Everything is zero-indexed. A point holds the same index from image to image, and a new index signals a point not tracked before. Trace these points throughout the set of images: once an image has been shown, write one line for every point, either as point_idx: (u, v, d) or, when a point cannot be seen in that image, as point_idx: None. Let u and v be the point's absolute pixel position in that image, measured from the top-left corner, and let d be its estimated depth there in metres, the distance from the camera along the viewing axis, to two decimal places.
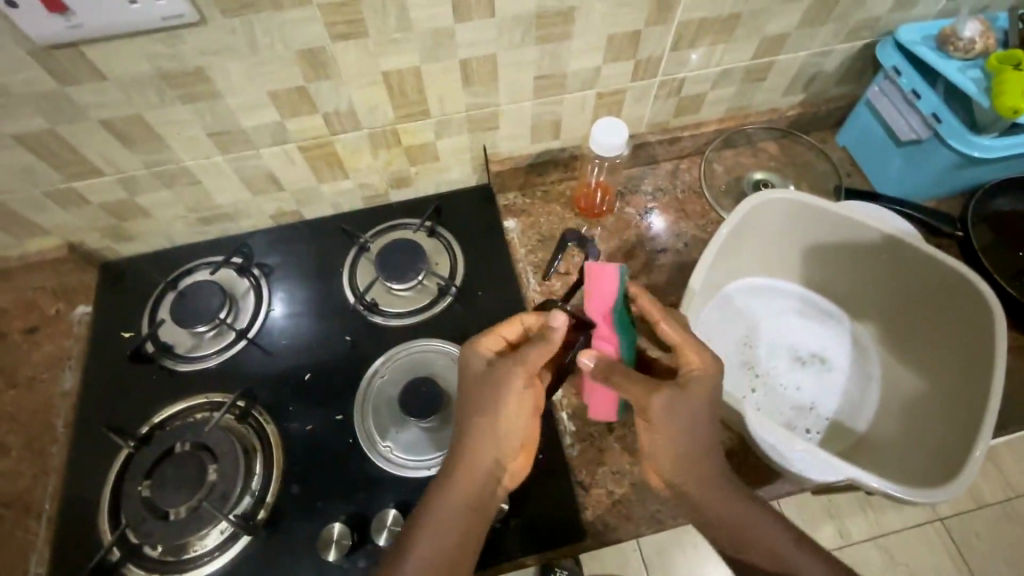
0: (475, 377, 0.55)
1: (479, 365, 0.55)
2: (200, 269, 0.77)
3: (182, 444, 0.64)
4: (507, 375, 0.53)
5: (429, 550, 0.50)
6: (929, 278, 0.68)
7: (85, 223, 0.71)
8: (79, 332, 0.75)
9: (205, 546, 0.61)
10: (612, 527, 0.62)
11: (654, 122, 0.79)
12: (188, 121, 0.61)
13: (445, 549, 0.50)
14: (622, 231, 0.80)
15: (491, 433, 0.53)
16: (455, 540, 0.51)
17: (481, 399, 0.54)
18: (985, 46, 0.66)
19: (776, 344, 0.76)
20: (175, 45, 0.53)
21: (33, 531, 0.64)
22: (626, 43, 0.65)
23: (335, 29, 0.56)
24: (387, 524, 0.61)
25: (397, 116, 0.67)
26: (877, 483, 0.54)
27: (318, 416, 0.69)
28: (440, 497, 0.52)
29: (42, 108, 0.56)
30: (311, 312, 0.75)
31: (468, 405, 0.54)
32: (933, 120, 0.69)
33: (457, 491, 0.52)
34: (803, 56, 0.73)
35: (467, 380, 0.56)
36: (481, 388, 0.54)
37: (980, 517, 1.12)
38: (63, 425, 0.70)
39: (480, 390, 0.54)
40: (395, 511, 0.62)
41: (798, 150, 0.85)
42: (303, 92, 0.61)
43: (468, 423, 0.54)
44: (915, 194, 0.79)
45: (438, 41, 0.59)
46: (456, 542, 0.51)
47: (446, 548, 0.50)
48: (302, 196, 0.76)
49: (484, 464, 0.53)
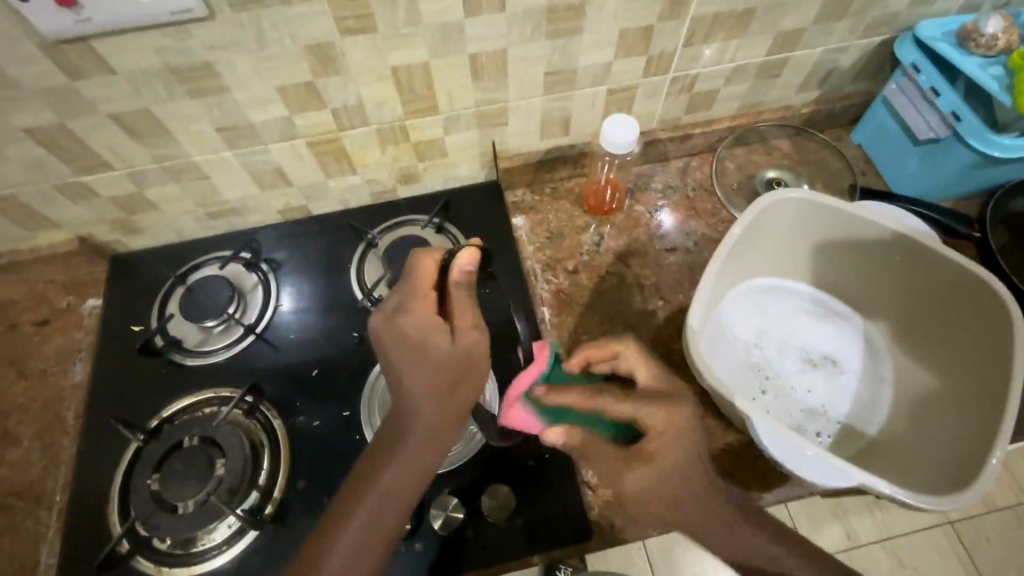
0: (435, 348, 0.49)
1: (443, 342, 0.50)
2: (208, 263, 0.77)
3: (190, 437, 0.64)
4: (416, 321, 0.50)
5: (388, 482, 0.49)
6: (948, 281, 0.66)
7: (94, 217, 0.72)
8: (89, 325, 0.76)
9: (212, 540, 0.62)
10: (617, 527, 0.62)
11: (665, 118, 0.78)
12: (197, 116, 0.61)
13: (399, 480, 0.50)
14: (631, 229, 0.79)
15: (428, 376, 0.49)
16: (409, 476, 0.50)
17: (450, 373, 0.50)
18: (1009, 42, 0.64)
19: (788, 344, 0.75)
20: (183, 39, 0.53)
21: (44, 521, 0.65)
22: (638, 39, 0.64)
23: (344, 24, 0.55)
24: (446, 511, 0.61)
25: (406, 112, 0.67)
26: (889, 490, 0.53)
27: (325, 411, 0.69)
28: (398, 459, 0.50)
29: (52, 102, 0.56)
30: (318, 307, 0.75)
31: (421, 376, 0.49)
32: (953, 118, 0.67)
33: (420, 457, 0.50)
34: (819, 52, 0.72)
35: (416, 346, 0.49)
36: (446, 360, 0.50)
37: (990, 521, 1.10)
38: (73, 418, 0.71)
39: (439, 363, 0.49)
40: (455, 498, 0.62)
41: (812, 148, 0.84)
42: (310, 86, 0.61)
43: (421, 395, 0.49)
44: (931, 193, 0.77)
45: (448, 35, 0.59)
46: (412, 476, 0.50)
47: (403, 480, 0.50)
48: (310, 191, 0.76)
49: (429, 406, 0.50)
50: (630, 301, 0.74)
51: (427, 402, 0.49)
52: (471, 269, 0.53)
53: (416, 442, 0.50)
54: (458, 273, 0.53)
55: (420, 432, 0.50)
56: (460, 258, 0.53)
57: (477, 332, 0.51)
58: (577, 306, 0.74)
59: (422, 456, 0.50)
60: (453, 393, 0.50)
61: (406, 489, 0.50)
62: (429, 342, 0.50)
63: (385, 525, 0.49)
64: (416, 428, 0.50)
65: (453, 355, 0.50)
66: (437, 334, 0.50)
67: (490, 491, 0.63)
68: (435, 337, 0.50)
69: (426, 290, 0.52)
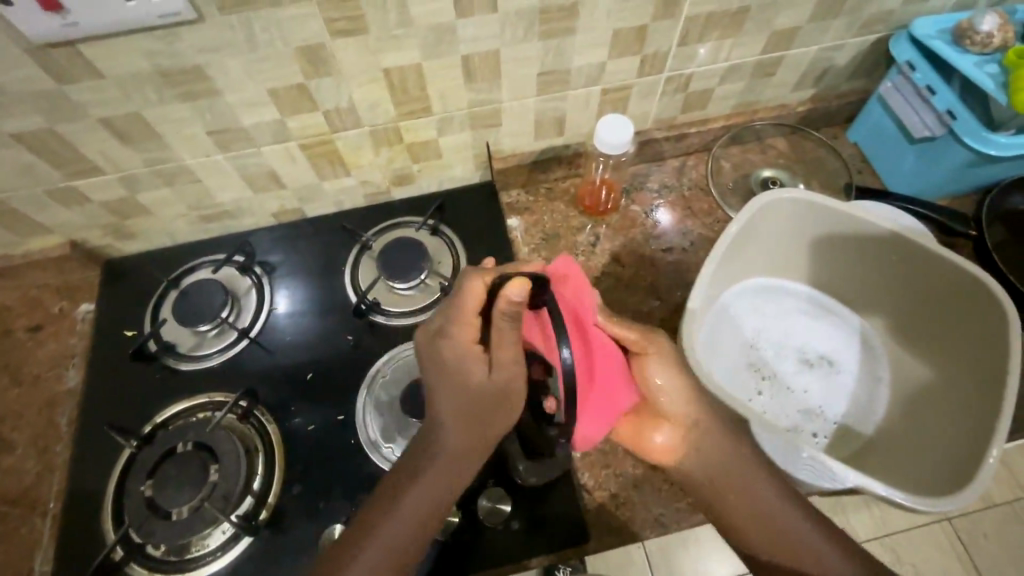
0: (472, 379, 0.49)
1: (481, 371, 0.49)
2: (202, 267, 0.76)
3: (184, 443, 0.64)
4: (456, 347, 0.50)
5: (413, 504, 0.49)
6: (944, 281, 0.66)
7: (86, 222, 0.71)
8: (82, 330, 0.75)
9: (207, 546, 0.61)
10: (614, 529, 0.62)
11: (660, 118, 0.78)
12: (188, 119, 0.61)
13: (426, 502, 0.49)
14: (627, 229, 0.79)
15: (465, 401, 0.49)
16: (436, 498, 0.49)
17: (480, 404, 0.49)
18: (1004, 40, 0.64)
19: (785, 345, 0.75)
20: (173, 43, 0.53)
21: (38, 529, 0.65)
22: (632, 39, 0.64)
23: (335, 25, 0.55)
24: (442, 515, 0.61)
25: (399, 113, 0.66)
26: (885, 491, 0.53)
27: (320, 415, 0.68)
28: (419, 481, 0.49)
29: (41, 107, 0.55)
30: (313, 310, 0.75)
31: (458, 400, 0.49)
32: (948, 117, 0.67)
33: (441, 480, 0.50)
34: (814, 50, 0.72)
35: (455, 375, 0.50)
36: (481, 391, 0.49)
37: (988, 517, 1.10)
38: (67, 424, 0.70)
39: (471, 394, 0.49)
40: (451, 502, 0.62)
41: (808, 147, 0.84)
42: (302, 88, 0.60)
43: (455, 418, 0.49)
44: (928, 191, 0.77)
45: (440, 36, 0.58)
46: (439, 498, 0.49)
47: (427, 502, 0.49)
48: (304, 193, 0.76)
49: (467, 432, 0.49)
50: (627, 301, 0.74)
51: (462, 427, 0.49)
52: (517, 304, 0.46)
53: (440, 466, 0.49)
54: (504, 304, 0.47)
55: (444, 455, 0.50)
56: (507, 291, 0.46)
57: (519, 367, 0.49)
58: None
59: (442, 479, 0.49)
60: (490, 421, 0.49)
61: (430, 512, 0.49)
62: (468, 370, 0.49)
63: (405, 550, 0.49)
64: (440, 451, 0.50)
65: (491, 385, 0.49)
66: (476, 365, 0.50)
67: (486, 495, 0.62)
68: (473, 369, 0.49)
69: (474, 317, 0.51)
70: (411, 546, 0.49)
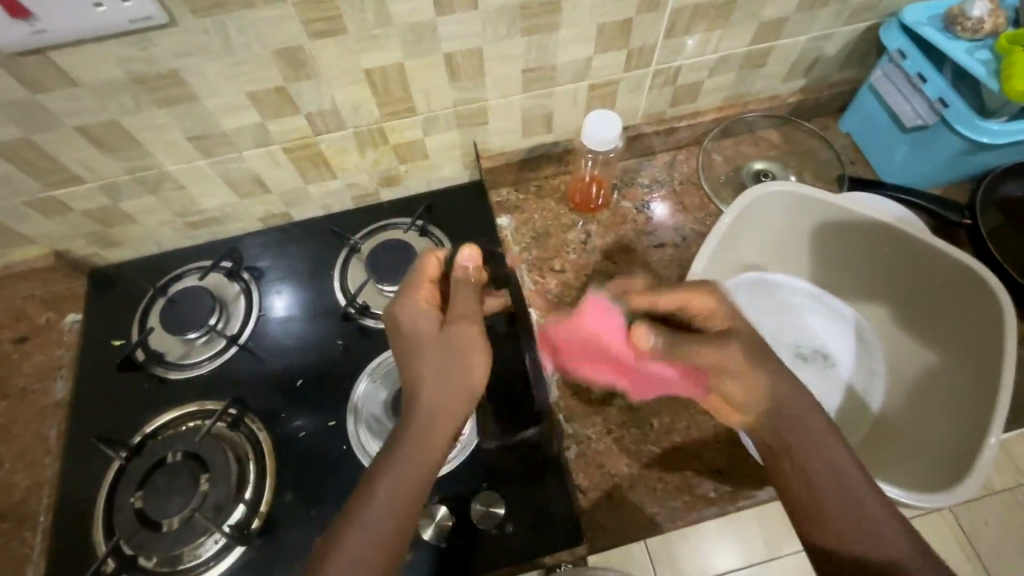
0: (425, 333, 0.51)
1: (432, 323, 0.52)
2: (189, 274, 0.75)
3: (173, 453, 0.64)
4: (405, 307, 0.53)
5: (393, 484, 0.46)
6: (941, 272, 0.66)
7: (69, 231, 0.70)
8: (69, 340, 0.75)
9: (199, 556, 0.60)
10: (610, 530, 0.61)
11: (649, 112, 0.77)
12: (167, 125, 0.60)
13: (405, 479, 0.46)
14: (619, 225, 0.78)
15: (427, 359, 0.50)
16: (413, 473, 0.46)
17: (441, 360, 0.50)
18: (996, 26, 0.62)
19: (780, 339, 0.74)
20: (147, 48, 0.52)
21: (29, 542, 0.64)
22: (617, 33, 0.63)
23: (313, 27, 0.54)
24: (435, 519, 0.61)
25: (383, 114, 0.65)
26: (879, 485, 0.53)
27: (311, 420, 0.68)
28: (399, 457, 0.47)
29: (15, 116, 0.54)
30: (303, 315, 0.74)
31: (423, 360, 0.50)
32: (940, 105, 0.66)
33: (418, 452, 0.47)
34: (804, 40, 0.71)
35: (409, 333, 0.52)
36: (435, 343, 0.51)
37: (990, 505, 1.11)
38: (56, 436, 0.69)
39: (426, 347, 0.50)
40: (444, 507, 0.62)
41: (800, 138, 0.83)
42: (282, 91, 0.59)
43: (423, 380, 0.49)
44: (922, 181, 0.76)
45: (422, 34, 0.57)
46: (417, 472, 0.47)
47: (407, 481, 0.46)
48: (290, 197, 0.75)
49: (435, 396, 0.49)
50: None
51: (427, 392, 0.49)
52: (470, 267, 0.55)
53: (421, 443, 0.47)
54: (463, 266, 0.55)
55: (416, 426, 0.48)
56: (460, 256, 0.55)
57: (473, 321, 0.52)
58: (566, 305, 0.73)
59: (419, 454, 0.47)
60: (453, 380, 0.50)
61: (409, 490, 0.46)
62: (420, 327, 0.52)
63: (393, 538, 0.45)
64: (413, 423, 0.48)
65: (444, 336, 0.51)
66: (428, 320, 0.52)
67: (478, 499, 0.62)
68: (424, 322, 0.52)
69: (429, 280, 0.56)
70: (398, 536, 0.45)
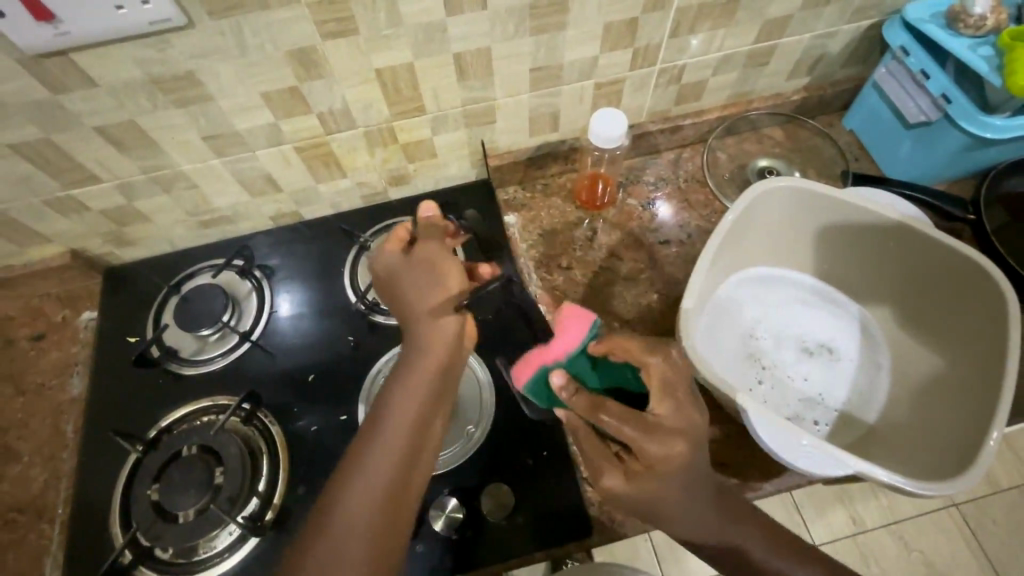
0: (401, 268, 0.54)
1: (405, 258, 0.55)
2: (201, 272, 0.77)
3: (189, 447, 0.65)
4: (378, 254, 0.56)
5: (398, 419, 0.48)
6: (946, 266, 0.66)
7: (84, 230, 0.71)
8: (85, 338, 0.76)
9: (214, 547, 0.62)
10: (618, 522, 0.61)
11: (654, 110, 0.78)
12: (182, 125, 0.61)
13: (408, 412, 0.49)
14: (625, 223, 0.79)
15: (414, 291, 0.53)
16: (417, 408, 0.49)
17: (423, 285, 0.53)
18: (998, 22, 0.63)
19: (784, 334, 0.75)
20: (164, 49, 0.53)
21: (47, 535, 0.65)
22: (624, 31, 0.64)
23: (326, 27, 0.55)
24: (446, 510, 0.62)
25: (393, 113, 0.67)
26: (886, 476, 0.53)
27: (323, 415, 0.69)
28: (399, 394, 0.50)
29: (35, 116, 0.55)
30: (314, 313, 0.75)
31: (411, 291, 0.53)
32: (943, 101, 0.66)
33: (417, 378, 0.50)
34: (807, 39, 0.72)
35: (388, 275, 0.55)
36: (413, 276, 0.54)
37: (994, 502, 1.14)
38: (72, 431, 0.71)
39: (407, 280, 0.54)
40: (454, 498, 0.63)
41: (804, 136, 0.83)
42: (295, 91, 0.60)
43: (415, 306, 0.53)
44: (926, 177, 0.77)
45: (431, 34, 0.58)
46: (422, 404, 0.50)
47: (410, 415, 0.49)
48: (301, 196, 0.76)
49: (424, 323, 0.53)
50: (627, 294, 0.74)
51: (420, 318, 0.53)
52: (432, 218, 0.57)
53: (414, 381, 0.50)
54: (427, 214, 0.57)
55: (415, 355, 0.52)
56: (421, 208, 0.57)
57: (442, 253, 0.56)
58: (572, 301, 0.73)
59: (417, 386, 0.50)
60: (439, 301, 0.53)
61: (411, 423, 0.49)
62: (394, 267, 0.55)
63: (401, 475, 0.47)
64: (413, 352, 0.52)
65: (419, 265, 0.54)
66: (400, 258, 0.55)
67: (489, 491, 0.63)
68: (397, 259, 0.55)
69: (399, 237, 0.57)
70: (398, 478, 0.47)
